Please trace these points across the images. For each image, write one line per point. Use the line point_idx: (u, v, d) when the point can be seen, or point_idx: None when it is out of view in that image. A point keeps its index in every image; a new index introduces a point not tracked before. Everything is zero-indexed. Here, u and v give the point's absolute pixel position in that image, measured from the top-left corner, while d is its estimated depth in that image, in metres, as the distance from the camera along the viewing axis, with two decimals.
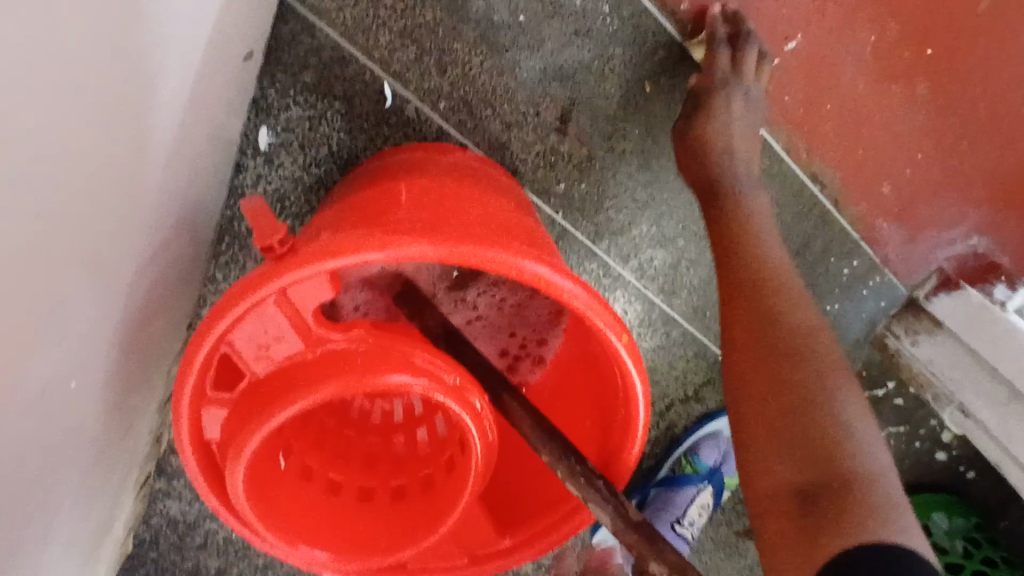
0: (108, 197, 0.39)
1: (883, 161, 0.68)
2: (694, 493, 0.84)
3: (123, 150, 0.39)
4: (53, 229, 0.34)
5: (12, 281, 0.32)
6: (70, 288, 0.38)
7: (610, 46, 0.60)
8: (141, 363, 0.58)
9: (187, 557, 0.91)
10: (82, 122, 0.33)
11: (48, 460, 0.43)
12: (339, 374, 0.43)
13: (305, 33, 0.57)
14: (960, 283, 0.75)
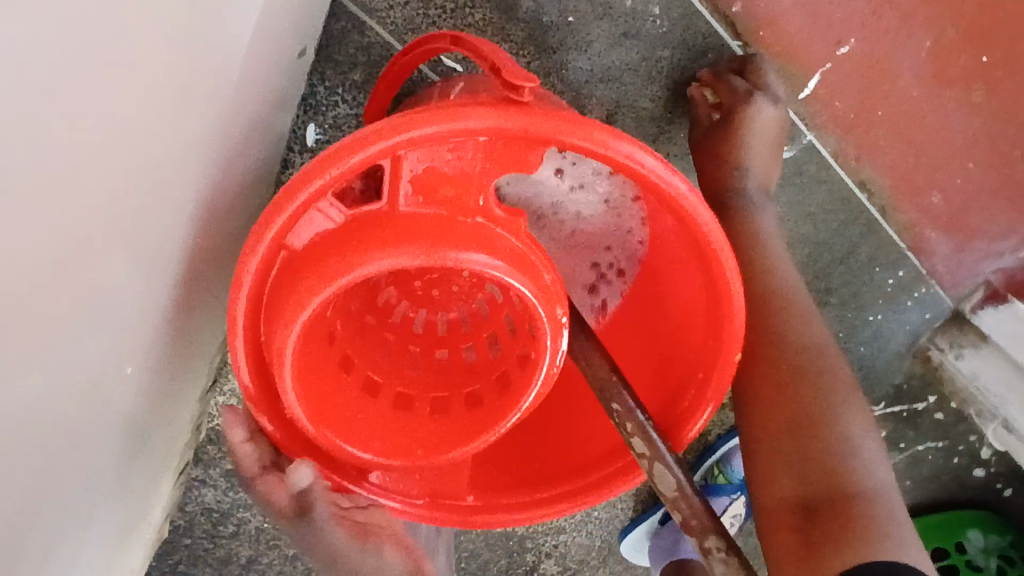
0: (168, 186, 0.40)
1: (932, 168, 0.67)
2: (727, 502, 0.84)
3: (187, 141, 0.39)
4: (115, 212, 0.35)
5: (73, 260, 0.32)
6: (130, 272, 0.39)
7: (658, 48, 0.60)
8: (187, 351, 0.59)
9: (220, 544, 0.93)
10: (144, 106, 0.34)
11: (99, 439, 0.44)
12: (438, 229, 0.36)
13: (355, 31, 0.58)
14: (1010, 297, 0.72)
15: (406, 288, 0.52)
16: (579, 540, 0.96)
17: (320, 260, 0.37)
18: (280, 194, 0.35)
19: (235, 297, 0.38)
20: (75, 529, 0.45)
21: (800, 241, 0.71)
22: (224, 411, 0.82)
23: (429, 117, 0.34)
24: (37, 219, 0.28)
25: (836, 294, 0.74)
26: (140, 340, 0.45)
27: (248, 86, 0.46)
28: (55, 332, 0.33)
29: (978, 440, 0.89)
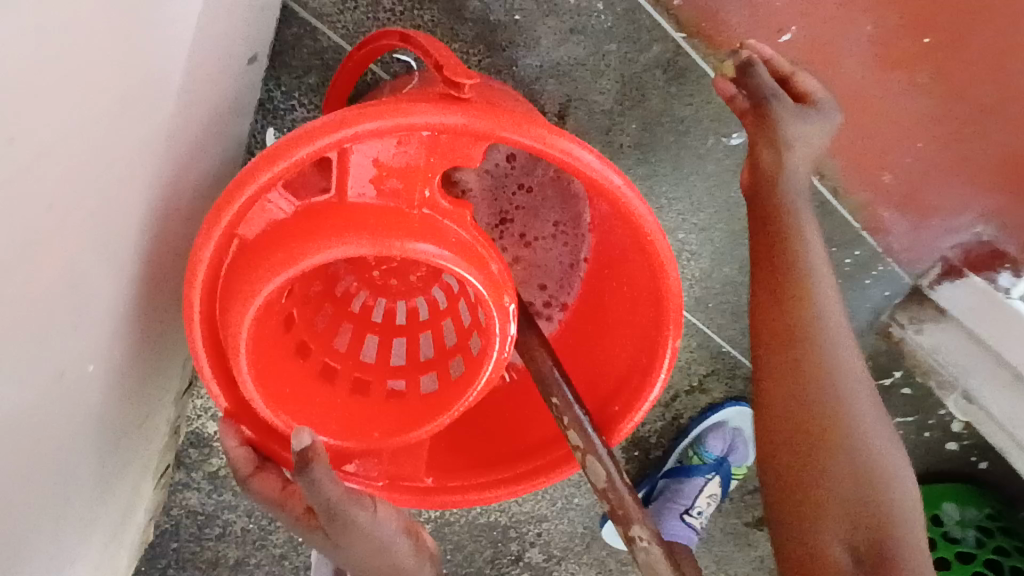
0: (121, 192, 0.41)
1: (882, 147, 0.69)
2: (701, 484, 0.86)
3: (137, 150, 0.41)
4: (71, 223, 0.37)
5: (36, 272, 0.34)
6: (90, 278, 0.41)
7: (605, 42, 0.62)
8: (157, 354, 0.61)
9: (207, 546, 0.95)
10: (99, 122, 0.36)
11: (70, 441, 0.46)
12: (377, 221, 0.37)
13: (307, 36, 0.59)
14: (966, 271, 0.74)
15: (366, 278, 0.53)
16: (562, 527, 0.98)
17: (269, 253, 0.37)
18: (228, 190, 0.36)
19: (189, 291, 0.38)
20: (53, 528, 0.47)
21: None
22: (203, 414, 0.83)
23: (375, 115, 0.34)
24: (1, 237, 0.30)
25: None
26: (103, 344, 0.47)
27: (198, 96, 0.48)
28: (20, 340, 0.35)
29: (949, 413, 0.91)
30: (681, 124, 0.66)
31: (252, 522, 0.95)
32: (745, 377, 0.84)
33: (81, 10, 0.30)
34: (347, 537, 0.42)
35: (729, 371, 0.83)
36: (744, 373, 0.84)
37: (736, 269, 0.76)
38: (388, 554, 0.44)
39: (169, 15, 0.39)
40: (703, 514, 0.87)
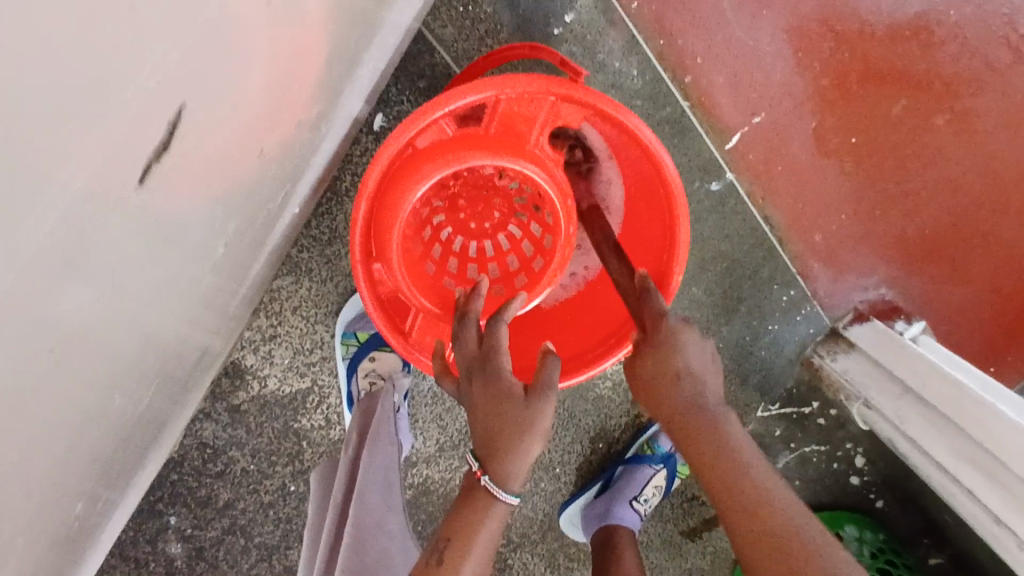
0: (294, 94, 0.62)
1: (815, 212, 0.94)
2: (649, 472, 1.10)
3: (303, 60, 0.60)
4: (260, 82, 0.54)
5: (232, 96, 0.51)
6: (250, 137, 0.58)
7: (634, 98, 0.87)
8: (243, 251, 0.76)
9: (204, 482, 1.03)
10: (295, 22, 0.54)
11: (179, 260, 0.60)
12: (506, 147, 0.58)
13: (427, 53, 0.83)
14: (871, 318, 0.97)
15: (452, 219, 0.71)
16: (525, 511, 1.11)
17: (436, 154, 0.57)
18: (422, 108, 0.56)
19: (370, 171, 0.58)
20: (135, 327, 0.59)
21: (721, 256, 0.96)
22: (248, 345, 0.97)
23: (527, 77, 0.56)
24: (229, 48, 0.46)
25: (745, 302, 0.99)
26: (228, 202, 0.63)
27: (344, 50, 0.67)
28: (206, 140, 0.50)
29: (852, 448, 1.09)
30: (677, 168, 0.91)
31: (254, 464, 1.03)
32: None
33: None
34: (543, 406, 0.57)
35: None
36: None
37: (701, 290, 0.98)
38: (540, 443, 0.57)
39: None
40: (650, 500, 1.09)
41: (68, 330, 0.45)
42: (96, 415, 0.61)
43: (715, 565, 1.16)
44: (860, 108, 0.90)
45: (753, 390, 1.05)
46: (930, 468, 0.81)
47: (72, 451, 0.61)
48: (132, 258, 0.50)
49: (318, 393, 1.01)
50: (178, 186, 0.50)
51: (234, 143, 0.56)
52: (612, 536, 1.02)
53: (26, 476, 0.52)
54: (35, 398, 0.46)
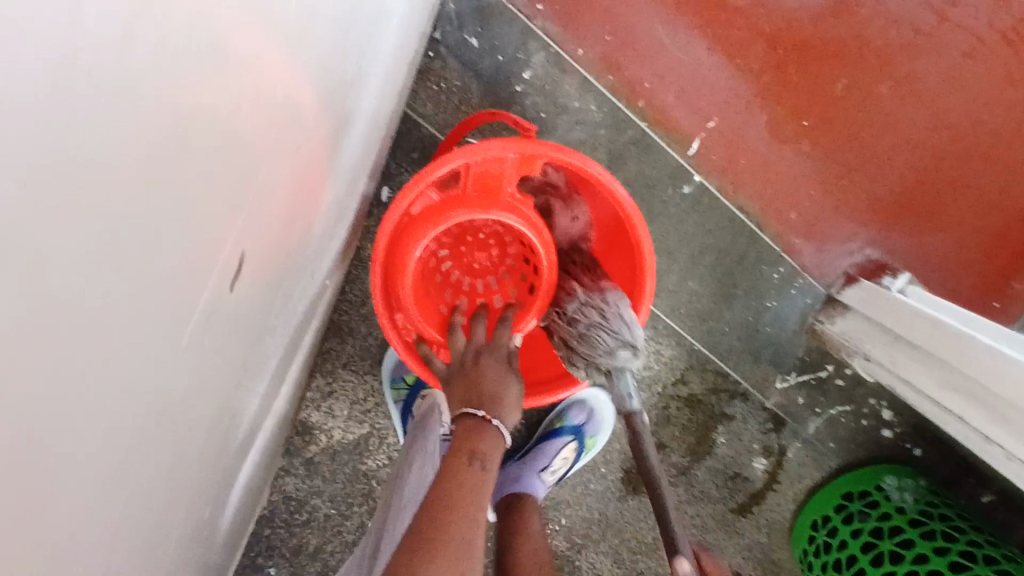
0: (339, 193, 0.79)
1: (786, 193, 1.03)
2: (562, 443, 1.09)
3: (338, 157, 0.72)
4: (313, 184, 0.67)
5: (295, 206, 0.63)
6: (306, 229, 0.71)
7: (597, 128, 0.99)
8: (302, 324, 0.90)
9: (293, 532, 1.15)
10: (334, 132, 0.67)
11: (260, 344, 0.72)
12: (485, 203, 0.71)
13: (414, 129, 0.98)
14: (860, 279, 1.04)
15: (456, 264, 0.85)
16: (582, 513, 1.20)
17: (431, 218, 0.71)
18: (408, 185, 0.68)
19: (379, 242, 0.70)
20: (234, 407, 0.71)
21: (708, 248, 1.06)
22: (311, 404, 1.11)
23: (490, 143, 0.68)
24: (288, 170, 0.58)
25: (741, 286, 1.08)
26: (294, 283, 0.75)
27: (361, 143, 0.80)
28: (279, 241, 0.63)
29: (876, 403, 1.15)
30: (649, 180, 1.02)
31: (334, 508, 1.15)
32: (715, 371, 1.15)
33: (343, 75, 0.62)
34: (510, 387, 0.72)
35: (702, 365, 1.14)
36: (713, 368, 1.14)
37: (698, 283, 1.08)
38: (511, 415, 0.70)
39: (366, 86, 0.72)
40: (556, 473, 1.07)
41: (207, 407, 0.60)
42: (220, 475, 0.76)
43: (772, 537, 1.22)
44: (805, 90, 0.98)
45: (767, 364, 1.14)
46: (929, 404, 0.89)
47: (202, 513, 0.75)
48: (230, 355, 0.62)
49: (377, 435, 1.14)
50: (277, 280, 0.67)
51: (306, 239, 0.73)
52: (518, 502, 1.03)
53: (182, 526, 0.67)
54: (188, 460, 0.61)
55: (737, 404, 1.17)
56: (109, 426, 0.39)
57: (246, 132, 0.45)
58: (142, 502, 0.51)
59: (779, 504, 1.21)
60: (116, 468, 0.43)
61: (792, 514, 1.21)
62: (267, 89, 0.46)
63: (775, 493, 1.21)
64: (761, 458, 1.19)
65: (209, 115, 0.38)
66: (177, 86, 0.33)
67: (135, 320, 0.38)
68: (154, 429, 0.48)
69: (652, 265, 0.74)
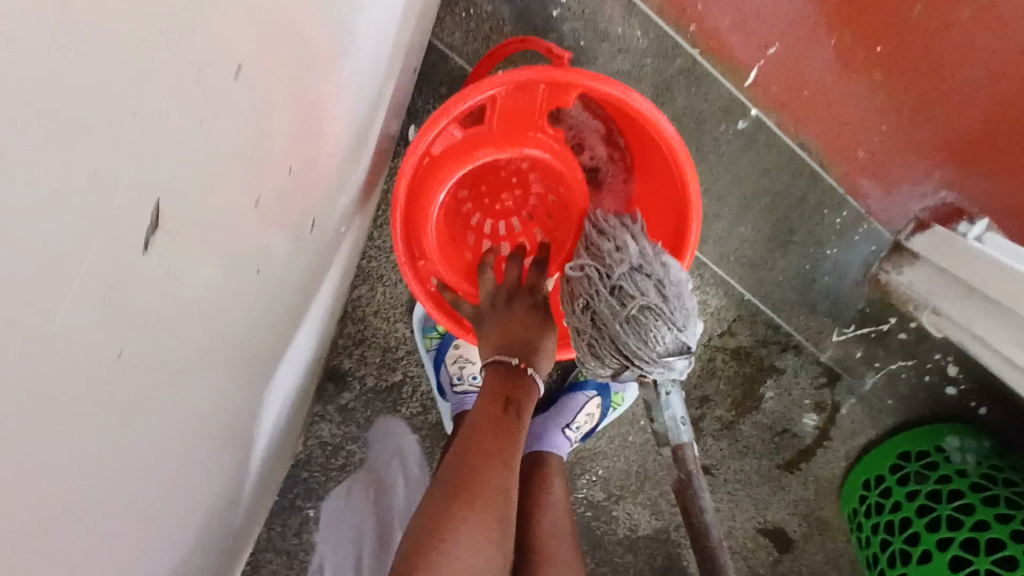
0: (364, 137, 0.74)
1: (855, 130, 0.93)
2: (583, 399, 1.05)
3: (363, 93, 0.66)
4: (336, 125, 0.62)
5: (317, 149, 0.59)
6: (328, 171, 0.66)
7: (642, 58, 0.90)
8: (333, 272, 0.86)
9: (331, 476, 1.13)
10: (360, 66, 0.61)
11: (287, 294, 0.69)
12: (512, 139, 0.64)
13: (442, 62, 0.91)
14: (933, 225, 0.94)
15: (481, 206, 0.80)
16: (620, 465, 1.17)
17: (452, 159, 0.65)
18: (428, 121, 0.62)
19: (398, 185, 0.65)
20: (263, 359, 0.69)
21: (763, 190, 0.97)
22: (343, 351, 1.09)
23: (517, 72, 0.61)
24: (313, 110, 0.53)
25: (798, 232, 1.00)
26: (316, 231, 0.71)
27: (387, 78, 0.74)
28: (301, 186, 0.58)
29: (942, 359, 1.05)
30: (699, 115, 0.94)
31: (368, 453, 1.13)
32: (765, 323, 1.07)
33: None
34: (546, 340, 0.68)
35: (751, 317, 1.07)
36: (763, 319, 1.07)
37: (750, 229, 1.00)
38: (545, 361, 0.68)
39: (394, 12, 0.66)
40: (582, 429, 1.04)
41: (228, 369, 0.57)
42: (249, 429, 0.75)
43: (820, 495, 1.17)
44: (877, 8, 0.86)
45: (823, 316, 1.06)
46: (1005, 366, 0.81)
47: (231, 466, 0.73)
48: (257, 308, 0.59)
49: (410, 383, 1.12)
50: (299, 233, 0.64)
51: (328, 186, 0.69)
52: (542, 463, 0.99)
53: (211, 482, 0.66)
54: (215, 419, 0.59)
55: (788, 357, 1.09)
56: (111, 401, 0.36)
57: (258, 68, 0.39)
58: (162, 471, 0.49)
59: (828, 461, 1.16)
60: (127, 442, 0.40)
61: (842, 472, 1.15)
62: (290, 31, 0.41)
63: (824, 450, 1.15)
64: (811, 414, 1.13)
65: (215, 53, 0.33)
66: (167, 17, 0.28)
67: (135, 290, 0.34)
68: (171, 397, 0.45)
69: (700, 209, 0.67)
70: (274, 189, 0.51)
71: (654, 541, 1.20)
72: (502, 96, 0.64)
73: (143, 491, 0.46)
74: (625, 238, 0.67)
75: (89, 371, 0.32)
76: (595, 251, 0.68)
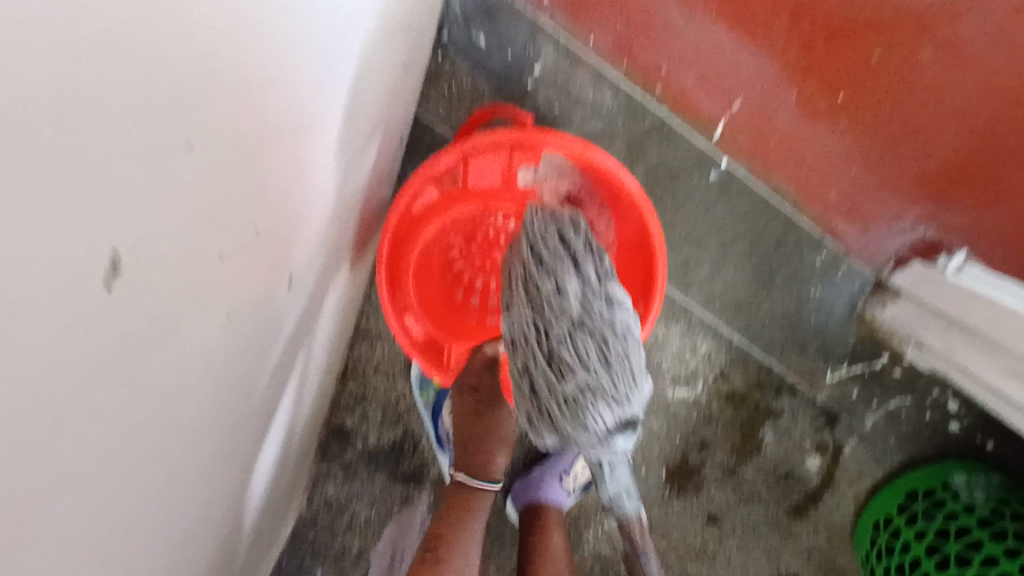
0: (369, 205, 0.81)
1: (825, 173, 0.96)
2: None
3: (368, 163, 0.73)
4: (347, 192, 0.68)
5: (333, 216, 0.65)
6: (341, 236, 0.72)
7: (614, 118, 0.97)
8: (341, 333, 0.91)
9: (337, 536, 1.14)
10: (365, 139, 0.68)
11: (310, 354, 0.73)
12: None
13: (428, 132, 0.98)
14: (912, 261, 0.97)
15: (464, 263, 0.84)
16: (624, 515, 1.14)
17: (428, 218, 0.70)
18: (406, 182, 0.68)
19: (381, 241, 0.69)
20: (288, 418, 0.73)
21: (741, 235, 1.02)
22: (345, 409, 1.12)
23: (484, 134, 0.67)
24: (330, 180, 0.59)
25: (780, 274, 1.03)
26: (334, 295, 0.76)
27: (385, 149, 0.81)
28: (322, 250, 0.65)
29: (941, 394, 1.06)
30: (672, 168, 0.99)
31: (374, 511, 1.14)
32: (757, 365, 1.09)
33: (374, 82, 0.64)
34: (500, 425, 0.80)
35: (742, 360, 1.09)
36: (755, 361, 1.09)
37: (732, 273, 1.04)
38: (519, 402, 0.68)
39: (390, 91, 0.73)
40: (581, 478, 1.03)
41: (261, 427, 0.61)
42: (273, 488, 0.78)
43: (833, 542, 1.13)
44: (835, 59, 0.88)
45: (814, 356, 1.08)
46: (990, 395, 0.81)
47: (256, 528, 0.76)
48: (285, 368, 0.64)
49: (411, 439, 1.14)
50: (318, 292, 0.70)
51: (343, 249, 0.75)
52: (542, 515, 0.99)
53: (240, 538, 0.69)
54: (245, 471, 0.62)
55: (783, 398, 1.10)
56: (175, 441, 0.41)
57: (293, 146, 0.46)
58: (202, 527, 0.53)
59: (837, 506, 1.13)
60: (176, 490, 0.45)
61: (852, 517, 1.13)
62: (318, 114, 0.49)
63: (831, 494, 1.12)
64: (813, 456, 1.12)
65: (263, 135, 0.40)
66: (237, 110, 0.35)
67: (197, 340, 0.39)
68: (217, 448, 0.50)
69: (663, 251, 0.71)
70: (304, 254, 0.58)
71: None
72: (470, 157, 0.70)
73: (181, 543, 0.49)
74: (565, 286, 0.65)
75: (163, 411, 0.38)
76: (534, 294, 0.66)
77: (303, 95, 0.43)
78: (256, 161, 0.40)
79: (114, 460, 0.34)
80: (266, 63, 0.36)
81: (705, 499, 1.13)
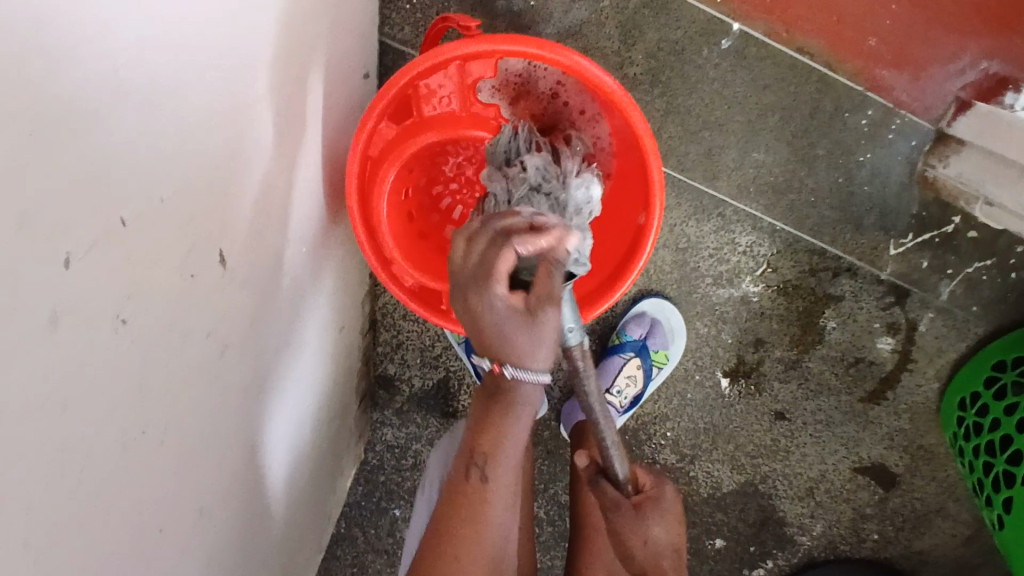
0: (342, 154, 0.76)
1: (861, 18, 0.86)
2: (620, 362, 1.04)
3: (325, 111, 0.67)
4: (303, 152, 0.63)
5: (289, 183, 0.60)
6: (312, 196, 0.68)
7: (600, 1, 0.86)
8: (348, 289, 0.88)
9: (405, 477, 1.16)
10: (309, 91, 0.61)
11: (304, 321, 0.70)
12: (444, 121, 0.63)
13: (399, 59, 0.90)
14: (976, 103, 0.85)
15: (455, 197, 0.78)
16: (685, 424, 1.08)
17: (388, 156, 0.63)
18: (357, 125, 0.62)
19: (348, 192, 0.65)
20: (297, 386, 0.71)
21: (768, 108, 0.90)
22: (384, 357, 1.13)
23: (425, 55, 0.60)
24: (270, 147, 0.54)
25: (821, 146, 0.91)
26: (318, 257, 0.72)
27: (347, 89, 0.74)
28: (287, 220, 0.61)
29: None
30: (676, 45, 0.87)
31: None
32: (809, 250, 0.98)
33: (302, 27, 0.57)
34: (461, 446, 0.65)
35: (791, 247, 0.98)
36: (805, 246, 0.97)
37: (764, 152, 0.92)
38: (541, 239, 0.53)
39: (332, 27, 0.66)
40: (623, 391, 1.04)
41: (258, 405, 0.60)
42: (307, 453, 0.78)
43: (917, 422, 1.05)
44: None
45: (874, 230, 0.96)
46: None
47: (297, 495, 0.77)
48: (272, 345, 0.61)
49: (455, 376, 1.13)
50: (302, 257, 0.67)
51: (318, 208, 0.70)
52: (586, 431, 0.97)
53: (278, 508, 0.69)
54: (260, 449, 0.62)
55: (842, 280, 0.99)
56: (128, 456, 0.39)
57: (191, 126, 0.41)
58: (210, 519, 0.52)
59: (917, 386, 1.03)
60: (156, 496, 0.43)
61: (936, 394, 1.03)
62: (219, 79, 0.43)
63: (909, 375, 1.03)
64: (885, 337, 1.01)
65: (132, 121, 0.35)
66: (66, 105, 0.30)
67: (108, 361, 0.36)
68: (196, 444, 0.48)
69: (654, 148, 0.63)
70: (260, 225, 0.54)
71: (742, 495, 1.10)
72: (417, 80, 0.63)
73: (189, 537, 0.49)
74: (529, 159, 0.62)
75: (101, 429, 0.36)
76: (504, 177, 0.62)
77: (179, 60, 0.38)
78: (129, 152, 0.35)
79: (53, 490, 0.33)
80: (92, 32, 0.31)
81: (769, 398, 1.06)
